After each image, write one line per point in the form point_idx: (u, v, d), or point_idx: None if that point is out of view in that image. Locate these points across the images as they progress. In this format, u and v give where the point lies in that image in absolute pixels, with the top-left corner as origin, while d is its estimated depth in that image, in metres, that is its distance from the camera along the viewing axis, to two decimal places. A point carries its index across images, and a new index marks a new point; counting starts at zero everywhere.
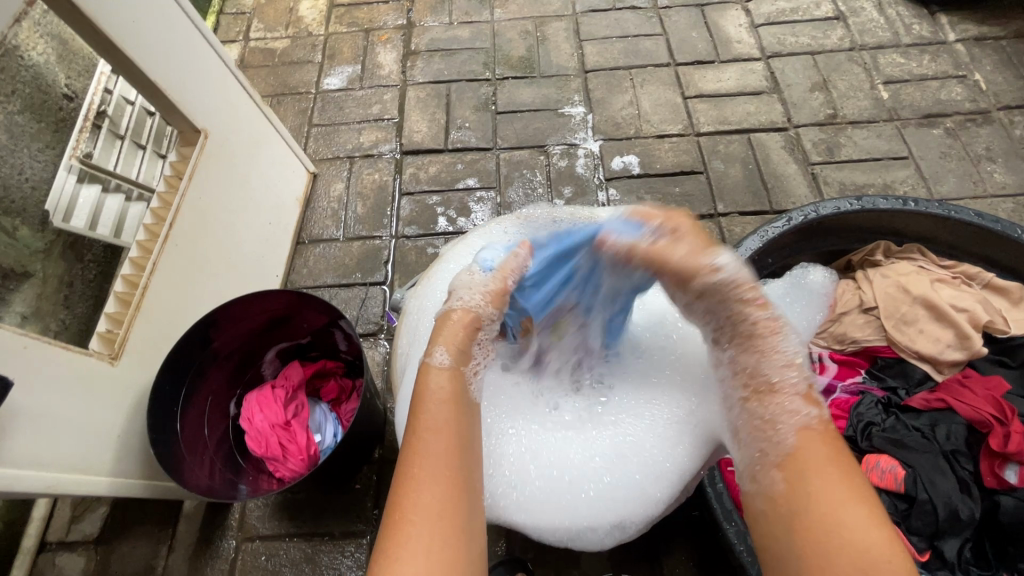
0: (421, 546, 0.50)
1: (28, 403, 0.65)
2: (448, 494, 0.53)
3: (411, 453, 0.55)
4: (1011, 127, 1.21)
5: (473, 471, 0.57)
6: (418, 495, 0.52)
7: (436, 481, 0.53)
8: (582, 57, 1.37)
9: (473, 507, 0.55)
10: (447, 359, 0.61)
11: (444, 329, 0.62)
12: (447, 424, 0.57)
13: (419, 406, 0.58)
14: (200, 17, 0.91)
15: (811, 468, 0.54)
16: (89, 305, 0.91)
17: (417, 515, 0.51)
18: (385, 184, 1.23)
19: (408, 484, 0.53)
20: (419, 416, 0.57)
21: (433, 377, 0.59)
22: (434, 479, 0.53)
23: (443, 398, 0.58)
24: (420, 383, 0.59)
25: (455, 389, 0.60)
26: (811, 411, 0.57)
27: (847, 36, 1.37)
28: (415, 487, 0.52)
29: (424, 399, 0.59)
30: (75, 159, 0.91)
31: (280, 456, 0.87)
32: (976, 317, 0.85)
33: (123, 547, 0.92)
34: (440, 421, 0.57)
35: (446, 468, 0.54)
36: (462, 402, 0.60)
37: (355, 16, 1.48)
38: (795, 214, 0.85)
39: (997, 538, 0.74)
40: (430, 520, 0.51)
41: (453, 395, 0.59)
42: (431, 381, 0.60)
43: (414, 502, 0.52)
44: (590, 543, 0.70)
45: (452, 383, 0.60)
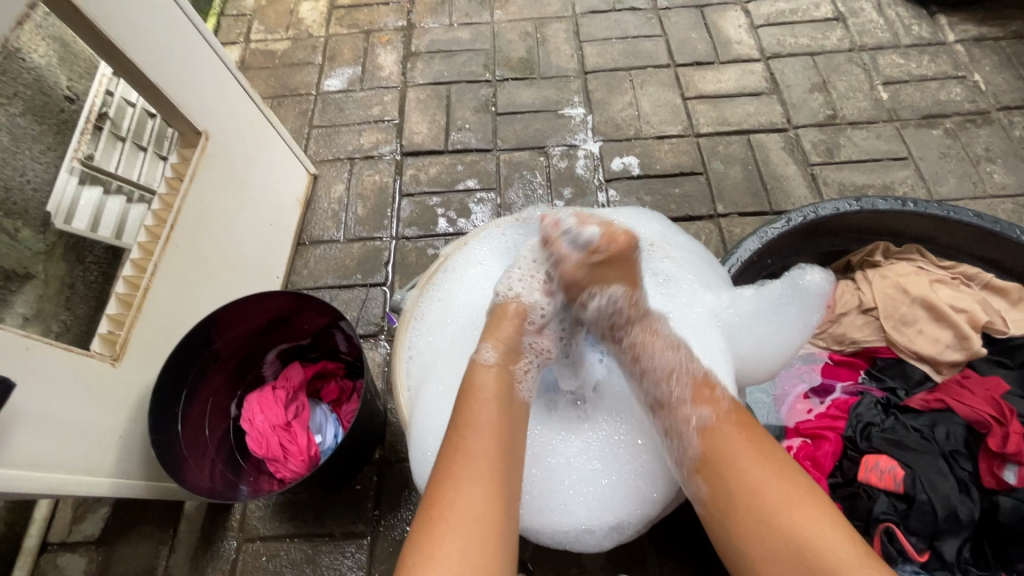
0: (460, 538, 0.52)
1: (30, 404, 0.65)
2: (490, 492, 0.55)
3: (456, 450, 0.58)
4: (1010, 127, 1.21)
5: (513, 470, 0.59)
6: (458, 493, 0.55)
7: (478, 479, 0.56)
8: (582, 58, 1.38)
9: (511, 506, 0.57)
10: (493, 357, 0.67)
11: (495, 330, 0.70)
12: (492, 424, 0.60)
13: (467, 402, 0.62)
14: (200, 19, 0.91)
15: (737, 468, 0.59)
16: (91, 305, 0.91)
17: (460, 511, 0.54)
18: (385, 185, 1.24)
19: (449, 480, 0.56)
20: (466, 413, 0.61)
21: (483, 374, 0.65)
22: (477, 474, 0.56)
23: (489, 395, 0.62)
24: (471, 377, 0.65)
25: (501, 389, 0.64)
26: (711, 408, 0.64)
27: (846, 37, 1.37)
28: (456, 484, 0.55)
29: (472, 397, 0.62)
30: (76, 161, 0.92)
31: (281, 457, 0.87)
32: (975, 317, 0.85)
33: (125, 547, 0.92)
34: (485, 420, 0.60)
35: (489, 462, 0.57)
36: (509, 399, 0.64)
37: (355, 18, 1.48)
38: (794, 215, 0.85)
39: (996, 538, 0.74)
40: (470, 517, 0.54)
41: (498, 394, 0.63)
42: (482, 380, 0.64)
43: (454, 497, 0.55)
44: (588, 545, 0.68)
45: (498, 383, 0.64)
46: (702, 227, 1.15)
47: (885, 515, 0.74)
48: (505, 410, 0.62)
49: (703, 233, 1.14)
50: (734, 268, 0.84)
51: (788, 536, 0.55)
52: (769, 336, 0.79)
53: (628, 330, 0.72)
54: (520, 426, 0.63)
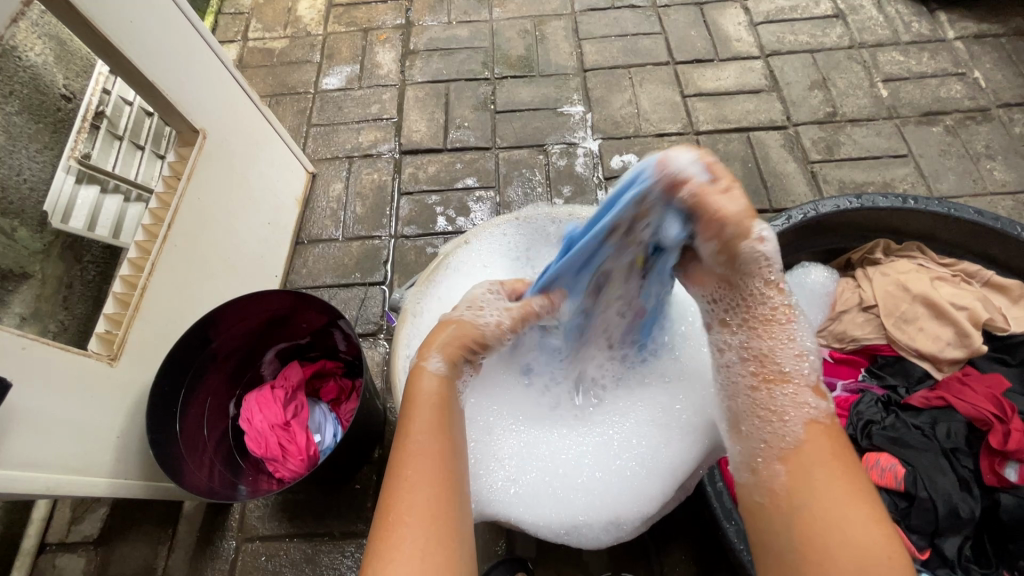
0: (413, 551, 0.49)
1: (26, 404, 0.65)
2: (441, 501, 0.53)
3: (400, 461, 0.54)
4: (1010, 124, 1.21)
5: (465, 474, 0.57)
6: (409, 505, 0.52)
7: (426, 489, 0.53)
8: (581, 56, 1.37)
9: (462, 513, 0.54)
10: (440, 364, 0.62)
11: (434, 337, 0.63)
12: (437, 429, 0.57)
13: (408, 410, 0.58)
14: (197, 17, 0.90)
15: (815, 466, 0.54)
16: (89, 305, 0.92)
17: (410, 523, 0.51)
18: (384, 184, 1.23)
19: (398, 492, 0.52)
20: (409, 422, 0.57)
21: (425, 380, 0.60)
22: (423, 483, 0.53)
23: (433, 401, 0.59)
24: (411, 386, 0.60)
25: (444, 393, 0.60)
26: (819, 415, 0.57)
27: (846, 34, 1.36)
28: (406, 495, 0.52)
29: (413, 405, 0.58)
30: (73, 160, 0.90)
31: (280, 456, 0.86)
32: (976, 314, 0.84)
33: (123, 547, 0.92)
34: (426, 427, 0.57)
35: (438, 470, 0.54)
36: (453, 407, 0.60)
37: (354, 16, 1.48)
38: (794, 212, 0.85)
39: (997, 536, 0.74)
40: (422, 528, 0.51)
41: (443, 399, 0.60)
42: (423, 386, 0.60)
43: (406, 508, 0.52)
44: (587, 540, 0.67)
45: (442, 388, 0.61)
46: None
47: (886, 513, 0.74)
48: (447, 414, 0.59)
49: None
50: None
51: (846, 534, 0.49)
52: None
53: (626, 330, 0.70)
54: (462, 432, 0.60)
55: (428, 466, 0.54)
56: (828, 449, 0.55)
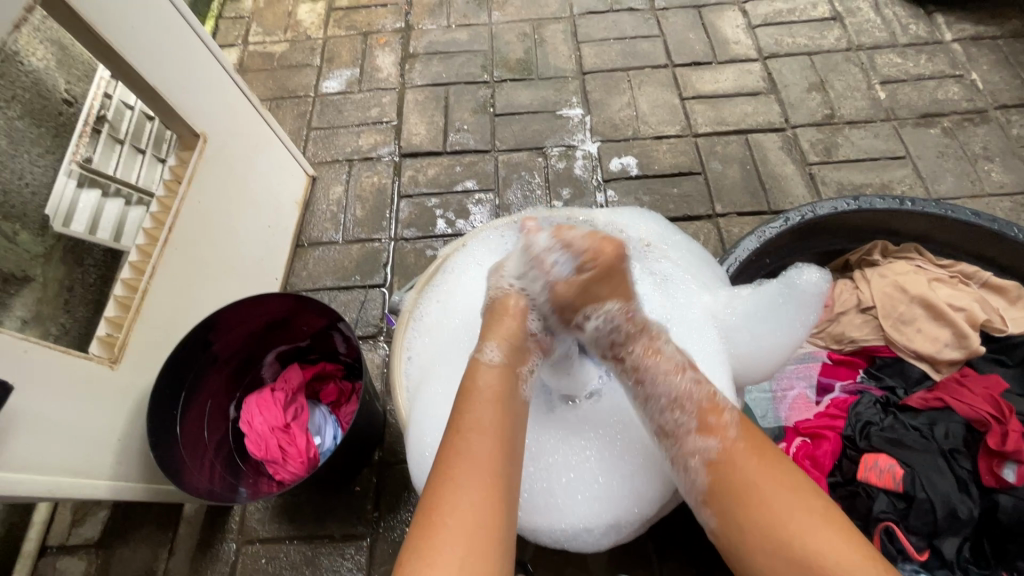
0: (456, 544, 0.52)
1: (28, 408, 0.65)
2: (488, 497, 0.55)
3: (453, 455, 0.57)
4: (1008, 126, 1.21)
5: (513, 473, 0.59)
6: (456, 498, 0.54)
7: (475, 485, 0.55)
8: (580, 59, 1.38)
9: (509, 510, 0.56)
10: (497, 356, 0.66)
11: (497, 327, 0.68)
12: (494, 427, 0.60)
13: (466, 403, 0.62)
14: (198, 22, 0.91)
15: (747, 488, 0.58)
16: (90, 309, 0.91)
17: (457, 517, 0.53)
18: (384, 186, 1.24)
19: (447, 485, 0.55)
20: (465, 417, 0.60)
21: (484, 375, 0.64)
22: (473, 477, 0.56)
23: (487, 398, 0.62)
24: (470, 377, 0.64)
25: (502, 390, 0.63)
26: (718, 438, 0.62)
27: (844, 37, 1.37)
28: (455, 488, 0.55)
29: (470, 399, 0.62)
30: (75, 164, 0.91)
31: (280, 459, 0.87)
32: (974, 316, 0.85)
33: (124, 550, 0.92)
34: (485, 423, 0.60)
35: (490, 468, 0.57)
36: (509, 403, 0.63)
37: (353, 20, 1.49)
38: (792, 214, 0.85)
39: (996, 536, 0.74)
40: (466, 523, 0.53)
41: (499, 397, 0.62)
42: (482, 381, 0.64)
43: (453, 501, 0.54)
44: (584, 545, 0.68)
45: (501, 385, 0.64)
46: (700, 227, 1.15)
47: (884, 514, 0.74)
48: (505, 412, 0.62)
49: (701, 233, 1.14)
50: (732, 268, 0.84)
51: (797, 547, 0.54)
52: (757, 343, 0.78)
53: (626, 347, 0.69)
54: (519, 430, 0.63)
55: (479, 462, 0.57)
56: (753, 461, 0.59)
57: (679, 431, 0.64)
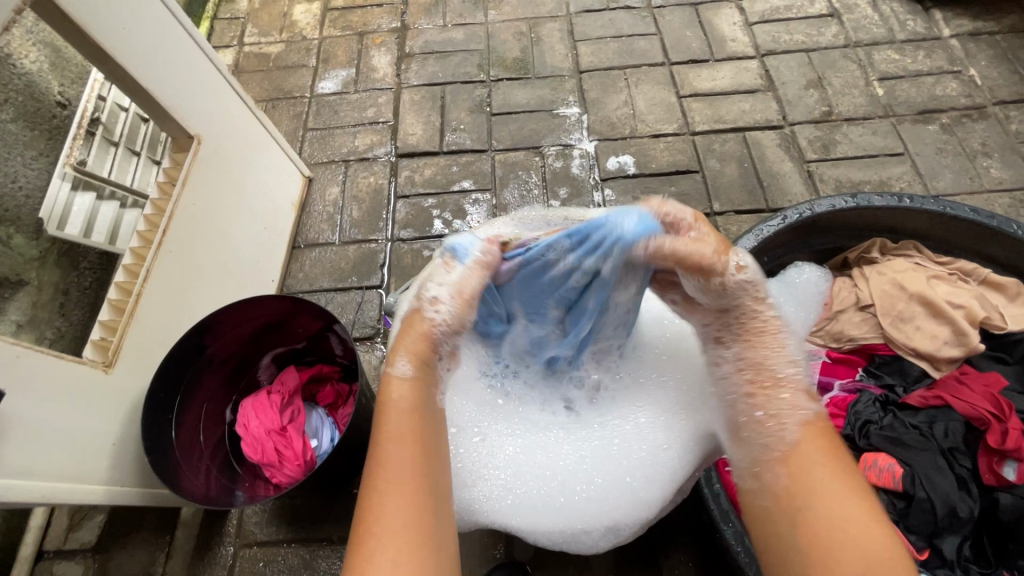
0: (389, 559, 0.48)
1: (20, 414, 0.65)
2: (417, 505, 0.52)
3: (373, 471, 0.53)
4: (1007, 121, 1.21)
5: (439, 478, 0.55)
6: (382, 512, 0.51)
7: (401, 493, 0.51)
8: (576, 58, 1.37)
9: (439, 512, 0.53)
10: (444, 367, 0.64)
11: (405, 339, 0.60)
12: (410, 431, 0.55)
13: (381, 416, 0.56)
14: (193, 25, 0.91)
15: (809, 491, 0.52)
16: (85, 311, 0.93)
17: (385, 530, 0.50)
18: (380, 188, 1.23)
19: (373, 499, 0.51)
20: (382, 431, 0.55)
21: (397, 386, 0.58)
22: (398, 491, 0.51)
23: (406, 408, 0.57)
24: (383, 392, 0.58)
25: (417, 396, 0.58)
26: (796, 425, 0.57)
27: (841, 33, 1.36)
28: (380, 501, 0.51)
29: (385, 409, 0.57)
30: (69, 167, 0.89)
31: (276, 462, 0.86)
32: (972, 313, 0.84)
33: (120, 555, 0.92)
34: (398, 430, 0.55)
35: (415, 477, 0.53)
36: (427, 412, 0.58)
37: (349, 20, 1.48)
38: (790, 212, 0.85)
39: (996, 535, 0.74)
40: (393, 539, 0.49)
41: (416, 407, 0.57)
42: (396, 393, 0.58)
43: (374, 519, 0.50)
44: (584, 546, 0.70)
45: (413, 391, 0.59)
46: None
47: None
48: (421, 418, 0.57)
49: None
50: None
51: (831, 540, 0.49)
52: (777, 329, 0.76)
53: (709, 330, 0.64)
54: (438, 432, 0.59)
55: (405, 472, 0.53)
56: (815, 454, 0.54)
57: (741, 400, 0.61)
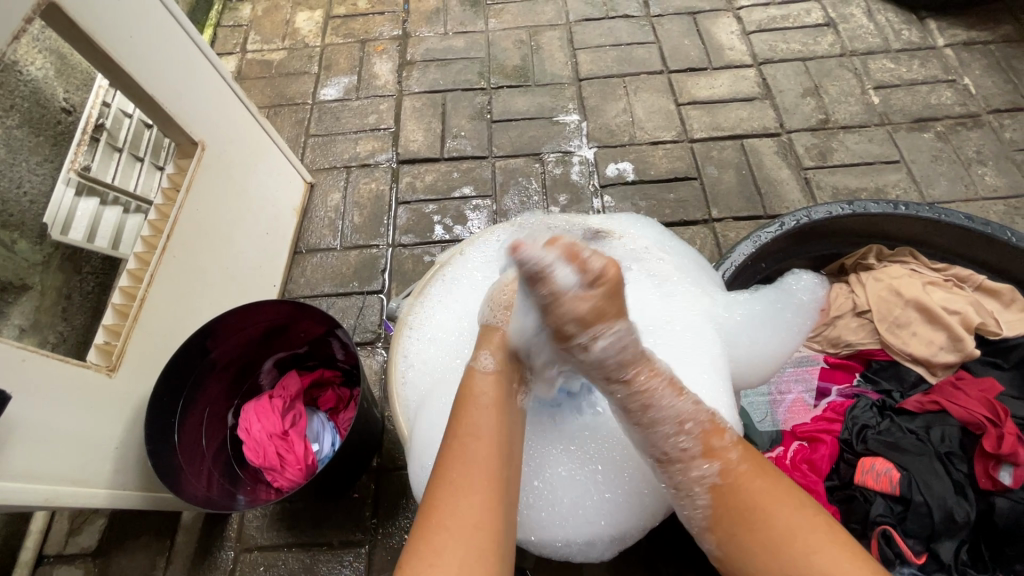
0: (459, 546, 0.52)
1: (25, 418, 0.65)
2: (490, 499, 0.56)
3: (453, 460, 0.58)
4: (1001, 130, 1.22)
5: (511, 477, 0.59)
6: (453, 503, 0.55)
7: (473, 485, 0.56)
8: (576, 66, 1.39)
9: (509, 510, 0.57)
10: (491, 364, 0.66)
11: (489, 337, 0.68)
12: (490, 432, 0.60)
13: (466, 408, 0.62)
14: (197, 33, 0.92)
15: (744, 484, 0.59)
16: (88, 315, 0.94)
17: (456, 520, 0.54)
18: (381, 194, 1.24)
19: (447, 487, 0.56)
20: (464, 422, 0.60)
21: (482, 380, 0.64)
22: (471, 488, 0.56)
23: (488, 404, 0.62)
24: (467, 385, 0.64)
25: (499, 395, 0.64)
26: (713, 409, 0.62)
27: (837, 42, 1.38)
28: (455, 492, 0.55)
29: (471, 403, 0.62)
30: (73, 172, 0.89)
31: (279, 466, 0.87)
32: (968, 319, 0.85)
33: (121, 559, 0.92)
34: (484, 426, 0.60)
35: (489, 471, 0.57)
36: (506, 407, 0.64)
37: (351, 27, 1.49)
38: (787, 219, 0.86)
39: (992, 539, 0.74)
40: (464, 528, 0.53)
41: (496, 403, 0.63)
42: (480, 389, 0.64)
43: (446, 511, 0.54)
44: (591, 558, 0.69)
45: (498, 390, 0.64)
46: (696, 233, 1.15)
47: (883, 518, 0.74)
48: (503, 420, 0.62)
49: (697, 239, 1.14)
50: (728, 273, 0.84)
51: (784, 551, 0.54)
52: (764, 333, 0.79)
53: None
54: (517, 435, 0.63)
55: (477, 465, 0.57)
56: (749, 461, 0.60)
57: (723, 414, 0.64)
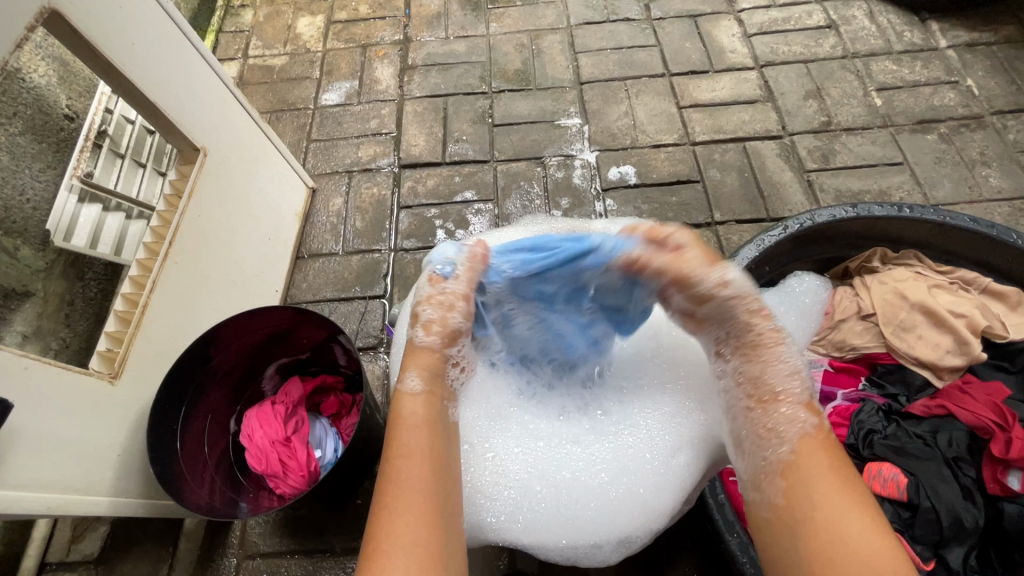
0: (402, 566, 0.50)
1: (28, 427, 0.65)
2: (428, 519, 0.54)
3: (386, 483, 0.56)
4: (1005, 131, 1.22)
5: (448, 492, 0.58)
6: (393, 524, 0.53)
7: (409, 506, 0.54)
8: (577, 69, 1.38)
9: (450, 526, 0.56)
10: (419, 384, 0.64)
11: (414, 356, 0.66)
12: (422, 451, 0.58)
13: (395, 431, 0.60)
14: (199, 39, 0.92)
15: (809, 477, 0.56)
16: (90, 321, 0.93)
17: (400, 540, 0.52)
18: (383, 199, 1.24)
19: (383, 511, 0.54)
20: (395, 444, 0.59)
21: (408, 404, 0.62)
22: (409, 508, 0.54)
23: (418, 423, 0.61)
24: (396, 410, 0.62)
25: (430, 416, 0.62)
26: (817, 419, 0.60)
27: (839, 44, 1.38)
28: (393, 514, 0.54)
29: (398, 426, 0.60)
30: (76, 179, 0.90)
31: (281, 472, 0.87)
32: (974, 322, 0.84)
33: (123, 566, 0.92)
34: (415, 447, 0.59)
35: (423, 488, 0.56)
36: (439, 425, 0.63)
37: (352, 33, 1.50)
38: (791, 222, 0.85)
39: (1001, 545, 0.74)
40: (410, 545, 0.52)
41: (427, 421, 0.62)
42: (408, 409, 0.62)
43: (387, 534, 0.52)
44: (595, 561, 0.68)
45: (428, 410, 0.63)
46: (699, 236, 1.15)
47: (890, 524, 0.73)
48: (435, 435, 0.61)
49: None
50: None
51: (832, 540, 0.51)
52: None
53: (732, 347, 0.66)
54: (451, 450, 0.62)
55: (410, 487, 0.55)
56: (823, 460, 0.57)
57: (767, 402, 0.61)
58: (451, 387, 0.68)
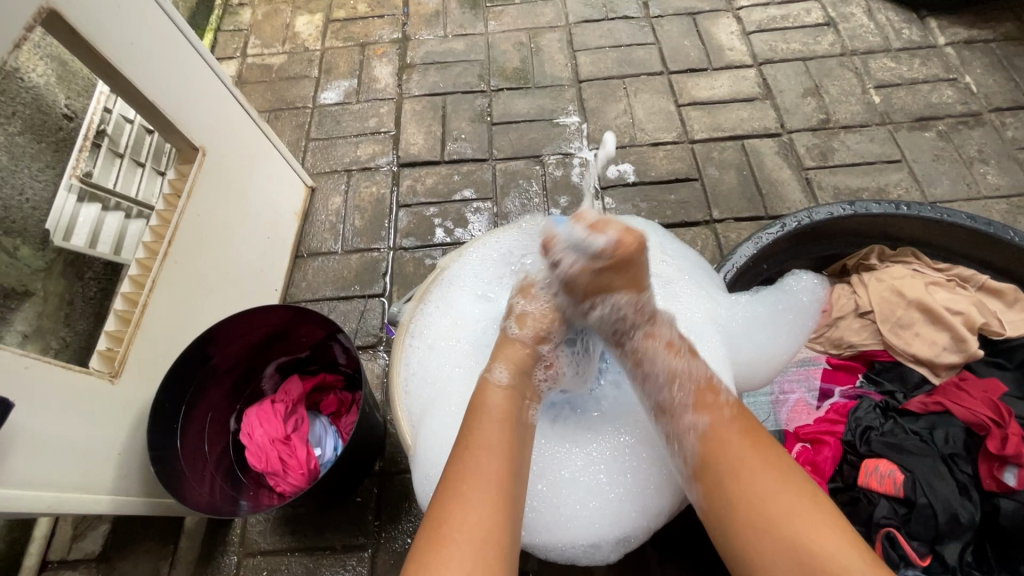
0: (466, 555, 0.52)
1: (30, 426, 0.65)
2: (496, 514, 0.55)
3: (461, 470, 0.58)
4: (1003, 128, 1.22)
5: (518, 489, 0.59)
6: (466, 512, 0.55)
7: (483, 495, 0.56)
8: (575, 67, 1.39)
9: (515, 522, 0.57)
10: (505, 377, 0.67)
11: (504, 352, 0.70)
12: (500, 444, 0.60)
13: (476, 419, 0.62)
14: (198, 38, 0.92)
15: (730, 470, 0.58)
16: (91, 321, 0.92)
17: (467, 530, 0.53)
18: (382, 197, 1.24)
19: (458, 497, 0.56)
20: (475, 432, 0.61)
21: (493, 393, 0.65)
22: (480, 498, 0.55)
23: (499, 414, 0.63)
24: (480, 398, 0.65)
25: (510, 408, 0.64)
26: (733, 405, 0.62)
27: (838, 42, 1.38)
28: (465, 502, 0.55)
29: (482, 415, 0.62)
30: (75, 178, 0.91)
31: (280, 470, 0.87)
32: (971, 319, 0.85)
33: (125, 564, 0.92)
34: (493, 439, 0.60)
35: (496, 480, 0.57)
36: (518, 420, 0.64)
37: (351, 31, 1.50)
38: (789, 220, 0.86)
39: (998, 541, 0.74)
40: (474, 536, 0.53)
41: (508, 413, 0.63)
42: (492, 399, 0.64)
43: (456, 521, 0.54)
44: (595, 560, 0.69)
45: (509, 404, 0.64)
46: (697, 234, 1.15)
47: (886, 520, 0.73)
48: (513, 429, 0.62)
49: (699, 240, 1.14)
50: (729, 275, 0.84)
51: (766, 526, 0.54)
52: (765, 339, 0.80)
53: (630, 335, 0.70)
54: (526, 446, 0.64)
55: (484, 477, 0.57)
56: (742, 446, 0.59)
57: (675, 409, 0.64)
58: (537, 386, 0.71)
